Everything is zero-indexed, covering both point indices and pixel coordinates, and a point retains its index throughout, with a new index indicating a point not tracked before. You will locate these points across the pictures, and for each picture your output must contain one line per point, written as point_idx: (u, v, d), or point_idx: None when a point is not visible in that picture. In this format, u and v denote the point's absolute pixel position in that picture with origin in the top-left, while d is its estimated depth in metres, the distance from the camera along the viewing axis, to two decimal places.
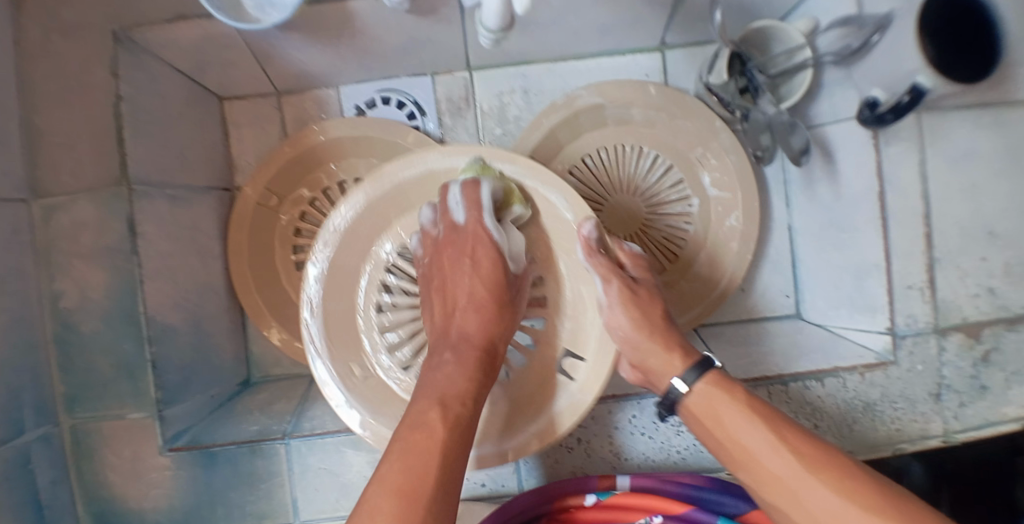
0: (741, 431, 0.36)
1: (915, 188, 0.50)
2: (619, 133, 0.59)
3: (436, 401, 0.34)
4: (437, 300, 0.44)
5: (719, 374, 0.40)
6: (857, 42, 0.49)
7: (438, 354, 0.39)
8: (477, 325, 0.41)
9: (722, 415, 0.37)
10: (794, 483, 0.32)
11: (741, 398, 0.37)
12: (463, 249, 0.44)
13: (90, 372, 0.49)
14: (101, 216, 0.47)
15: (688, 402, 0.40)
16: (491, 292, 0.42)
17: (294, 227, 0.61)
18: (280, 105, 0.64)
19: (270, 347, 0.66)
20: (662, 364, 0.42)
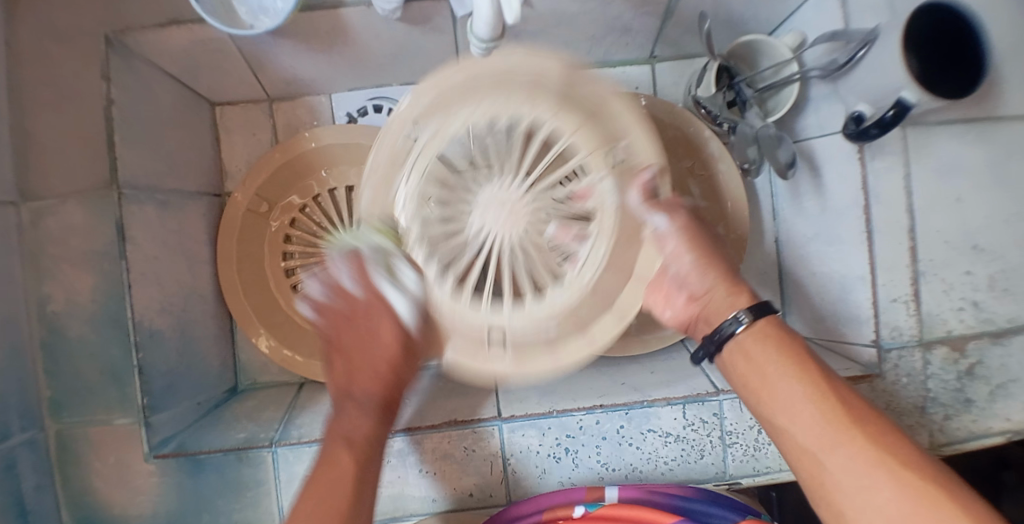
0: (781, 383, 0.34)
1: (902, 202, 0.50)
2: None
3: (341, 440, 0.39)
4: (339, 362, 0.45)
5: (778, 317, 0.38)
6: (843, 57, 0.50)
7: (353, 398, 0.42)
8: (370, 373, 0.43)
9: (768, 360, 0.35)
10: (832, 433, 0.30)
11: (797, 345, 0.36)
12: (341, 315, 0.44)
13: (77, 377, 0.49)
14: (89, 220, 0.47)
15: (742, 340, 0.37)
16: (388, 389, 0.44)
17: (284, 233, 0.60)
18: (272, 112, 0.65)
19: (259, 354, 0.66)
20: (727, 300, 0.40)
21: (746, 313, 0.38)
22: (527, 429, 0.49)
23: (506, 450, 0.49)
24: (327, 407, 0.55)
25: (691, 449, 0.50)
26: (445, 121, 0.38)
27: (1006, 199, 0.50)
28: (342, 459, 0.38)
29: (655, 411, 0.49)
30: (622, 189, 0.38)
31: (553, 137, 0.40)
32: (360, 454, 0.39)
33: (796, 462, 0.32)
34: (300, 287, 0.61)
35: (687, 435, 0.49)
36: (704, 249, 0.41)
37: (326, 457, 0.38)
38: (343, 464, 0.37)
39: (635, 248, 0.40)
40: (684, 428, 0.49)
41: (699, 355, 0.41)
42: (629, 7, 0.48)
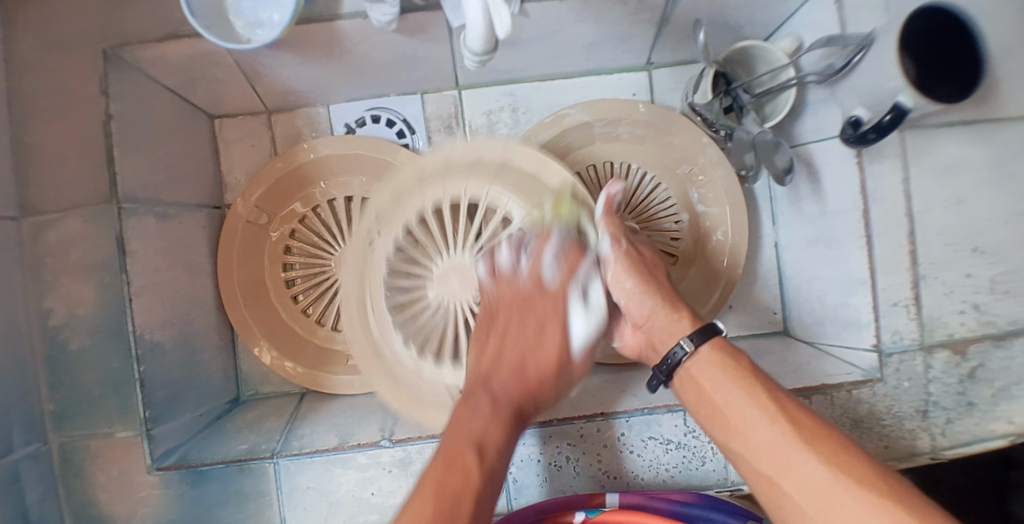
0: (736, 408, 0.37)
1: (901, 205, 0.50)
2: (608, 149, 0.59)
3: (473, 445, 0.39)
4: (476, 346, 0.48)
5: (723, 339, 0.41)
6: (840, 62, 0.50)
7: (476, 399, 0.43)
8: (554, 351, 0.46)
9: (720, 382, 0.38)
10: (790, 455, 0.33)
11: (742, 366, 0.39)
12: (535, 311, 0.48)
13: (78, 391, 0.49)
14: (89, 233, 0.48)
15: (689, 364, 0.41)
16: (545, 371, 0.46)
17: (284, 244, 0.60)
18: (271, 122, 0.65)
19: (260, 364, 0.66)
20: (672, 325, 0.44)
21: (688, 340, 0.41)
22: (528, 437, 0.49)
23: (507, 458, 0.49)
24: (328, 417, 0.55)
25: (692, 455, 0.49)
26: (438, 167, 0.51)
27: (1006, 202, 0.50)
28: (457, 467, 0.38)
29: (657, 418, 0.49)
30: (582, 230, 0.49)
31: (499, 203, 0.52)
32: (485, 463, 0.39)
33: (756, 480, 0.35)
34: (300, 297, 0.61)
35: (688, 441, 0.49)
36: (644, 274, 0.47)
37: (448, 462, 0.38)
38: (471, 470, 0.38)
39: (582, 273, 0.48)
40: (685, 435, 0.49)
41: (654, 384, 0.45)
42: (625, 15, 0.48)
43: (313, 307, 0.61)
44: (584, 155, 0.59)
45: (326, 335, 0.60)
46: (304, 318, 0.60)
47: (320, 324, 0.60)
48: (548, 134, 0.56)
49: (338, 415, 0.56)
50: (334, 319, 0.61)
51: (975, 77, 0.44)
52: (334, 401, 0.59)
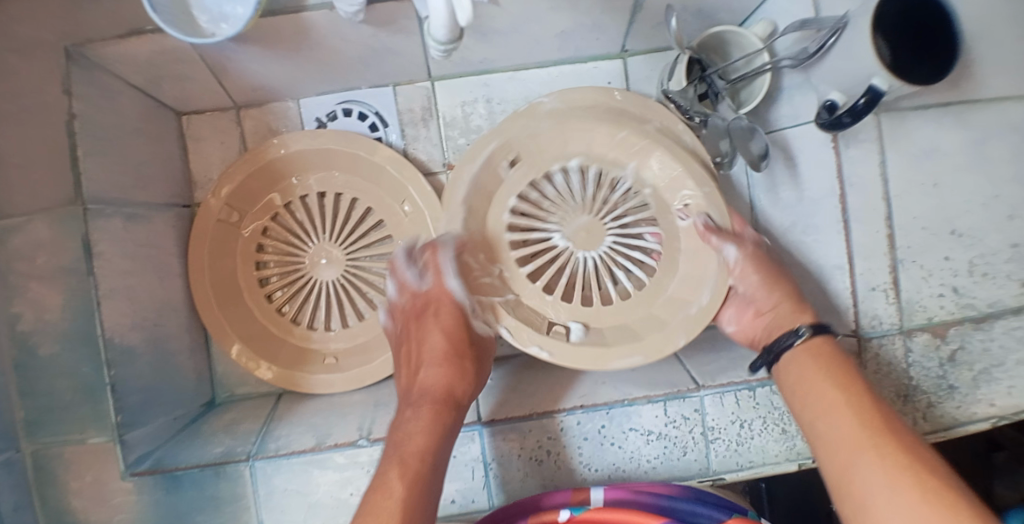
0: (834, 408, 0.41)
1: (877, 190, 0.50)
2: (585, 139, 0.56)
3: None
4: (405, 376, 0.50)
5: (819, 339, 0.46)
6: (813, 46, 0.49)
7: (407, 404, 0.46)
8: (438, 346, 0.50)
9: (837, 404, 0.41)
10: (872, 482, 0.35)
11: (841, 385, 0.42)
12: (422, 330, 0.51)
13: (49, 397, 0.48)
14: (55, 237, 0.47)
15: (791, 354, 0.46)
16: (442, 359, 0.48)
17: (256, 242, 0.57)
18: (240, 119, 0.63)
19: (236, 366, 0.65)
20: (790, 316, 0.50)
21: (805, 328, 0.47)
22: (507, 433, 0.48)
23: (487, 454, 0.49)
24: (306, 417, 0.54)
25: (673, 446, 0.49)
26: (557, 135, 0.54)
27: (983, 184, 0.50)
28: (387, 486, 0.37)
29: (636, 409, 0.48)
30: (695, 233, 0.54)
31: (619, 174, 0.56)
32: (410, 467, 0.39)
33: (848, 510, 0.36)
34: (275, 296, 0.58)
35: (669, 432, 0.49)
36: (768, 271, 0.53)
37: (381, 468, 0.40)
38: None
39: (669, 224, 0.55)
40: (665, 425, 0.49)
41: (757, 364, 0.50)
42: (597, 3, 0.48)
43: (288, 305, 0.58)
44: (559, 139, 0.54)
45: (303, 334, 0.58)
46: (280, 318, 0.58)
47: (297, 323, 0.58)
48: (518, 126, 0.53)
49: (316, 415, 0.55)
50: (311, 318, 0.58)
51: (947, 41, 0.43)
52: (311, 401, 0.57)
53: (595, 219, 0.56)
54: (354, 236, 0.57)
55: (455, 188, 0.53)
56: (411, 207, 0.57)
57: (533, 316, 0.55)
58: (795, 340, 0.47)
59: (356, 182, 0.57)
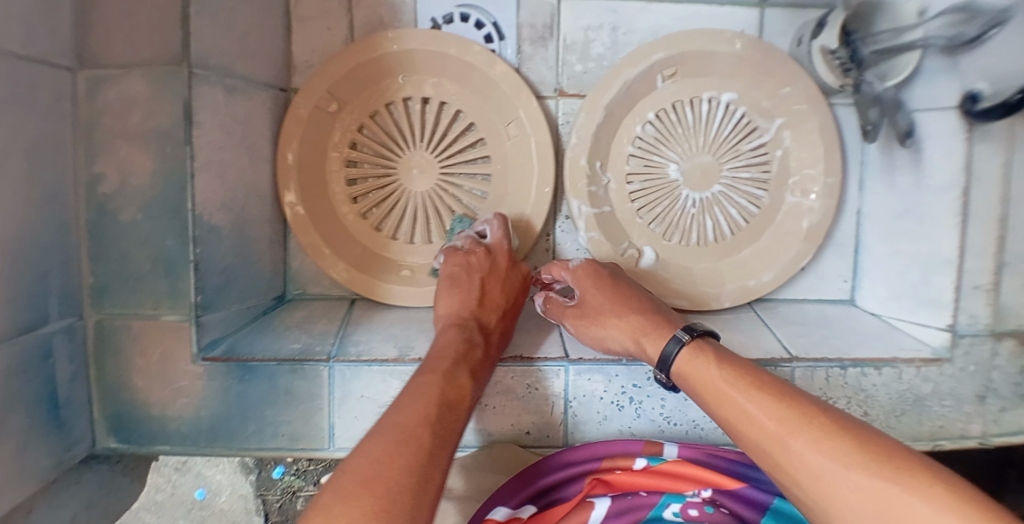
0: (737, 404, 0.34)
1: (1000, 188, 0.49)
2: (722, 85, 0.52)
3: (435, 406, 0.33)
4: (455, 296, 0.47)
5: (699, 339, 0.40)
6: (970, 32, 0.46)
7: (463, 331, 0.43)
8: (502, 296, 0.48)
9: (735, 390, 0.34)
10: (834, 476, 0.27)
11: (740, 370, 0.36)
12: (478, 266, 0.49)
13: (125, 263, 0.46)
14: (156, 94, 0.44)
15: (682, 367, 0.39)
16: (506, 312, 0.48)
17: (349, 139, 0.54)
18: (351, 6, 0.56)
19: (311, 263, 0.60)
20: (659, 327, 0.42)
21: (685, 331, 0.40)
22: (594, 374, 0.47)
23: (569, 392, 0.48)
24: (385, 327, 0.52)
25: None
26: (707, 79, 0.53)
27: None
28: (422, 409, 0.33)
29: None
30: (798, 216, 0.53)
31: (756, 124, 0.53)
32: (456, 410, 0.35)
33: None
34: (360, 199, 0.56)
35: None
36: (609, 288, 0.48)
37: (408, 391, 0.35)
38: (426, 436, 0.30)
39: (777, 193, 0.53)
40: None
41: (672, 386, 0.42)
42: None
43: (373, 211, 0.56)
44: (704, 83, 0.53)
45: (385, 242, 0.56)
46: (362, 222, 0.55)
47: (379, 231, 0.56)
48: (665, 53, 0.51)
49: (394, 327, 0.52)
50: (395, 227, 0.56)
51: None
52: (389, 312, 0.55)
53: (712, 163, 0.53)
54: (453, 149, 0.55)
55: (609, 85, 0.51)
56: (517, 129, 0.54)
57: (618, 232, 0.54)
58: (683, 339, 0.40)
59: (462, 91, 0.55)
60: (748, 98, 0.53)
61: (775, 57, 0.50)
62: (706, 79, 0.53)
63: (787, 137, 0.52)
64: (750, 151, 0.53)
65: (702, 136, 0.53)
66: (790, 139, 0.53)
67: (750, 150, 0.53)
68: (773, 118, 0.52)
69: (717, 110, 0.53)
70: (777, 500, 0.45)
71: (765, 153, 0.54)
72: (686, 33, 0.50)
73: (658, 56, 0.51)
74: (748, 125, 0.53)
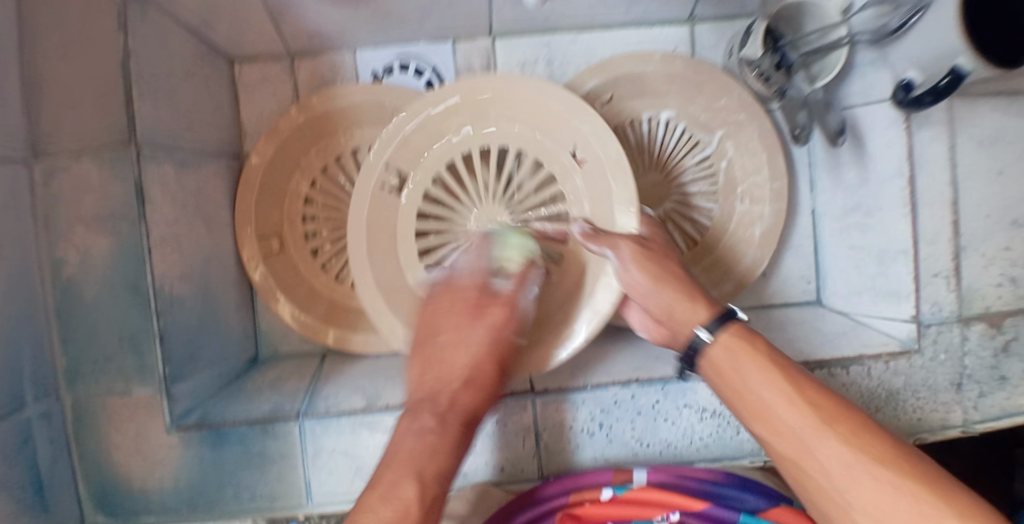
0: (768, 397, 0.34)
1: (944, 175, 0.50)
2: (657, 104, 0.53)
3: (411, 476, 0.33)
4: (416, 369, 0.42)
5: (741, 325, 0.38)
6: (895, 22, 0.46)
7: (431, 403, 0.39)
8: (468, 363, 0.41)
9: (764, 383, 0.35)
10: (857, 482, 0.29)
11: (765, 355, 0.36)
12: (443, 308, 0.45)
13: (94, 339, 0.48)
14: (107, 179, 0.45)
15: (712, 356, 0.38)
16: (478, 372, 0.41)
17: (303, 194, 0.56)
18: (293, 69, 0.62)
19: (279, 322, 0.65)
20: (687, 314, 0.40)
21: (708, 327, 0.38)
22: (560, 404, 0.48)
23: (539, 424, 0.48)
24: (353, 378, 0.54)
25: (726, 424, 0.49)
26: (644, 100, 0.53)
27: None
28: (405, 483, 0.33)
29: (693, 385, 0.48)
30: (748, 224, 0.54)
31: (699, 138, 0.54)
32: (436, 484, 0.34)
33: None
34: (320, 251, 0.57)
35: (724, 410, 0.49)
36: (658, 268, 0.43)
37: (391, 454, 0.35)
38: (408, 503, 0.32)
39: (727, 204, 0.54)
40: (720, 403, 0.48)
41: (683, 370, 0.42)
42: None
43: (333, 262, 0.57)
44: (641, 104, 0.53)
45: (348, 292, 0.57)
46: (323, 274, 0.57)
47: (341, 281, 0.57)
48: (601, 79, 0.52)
49: (362, 377, 0.54)
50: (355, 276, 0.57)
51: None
52: (358, 363, 0.57)
53: (660, 181, 0.55)
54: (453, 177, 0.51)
55: None
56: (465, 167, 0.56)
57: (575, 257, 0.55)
58: (716, 334, 0.38)
59: None
60: (686, 113, 0.53)
61: (705, 71, 0.51)
62: (644, 99, 0.53)
63: (730, 148, 0.53)
64: (695, 164, 0.54)
65: (646, 156, 0.54)
66: (733, 150, 0.53)
67: (696, 164, 0.54)
68: (713, 131, 0.53)
69: (659, 128, 0.54)
70: (744, 517, 0.44)
71: (710, 165, 0.55)
72: (617, 58, 0.51)
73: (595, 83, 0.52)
74: (691, 139, 0.54)
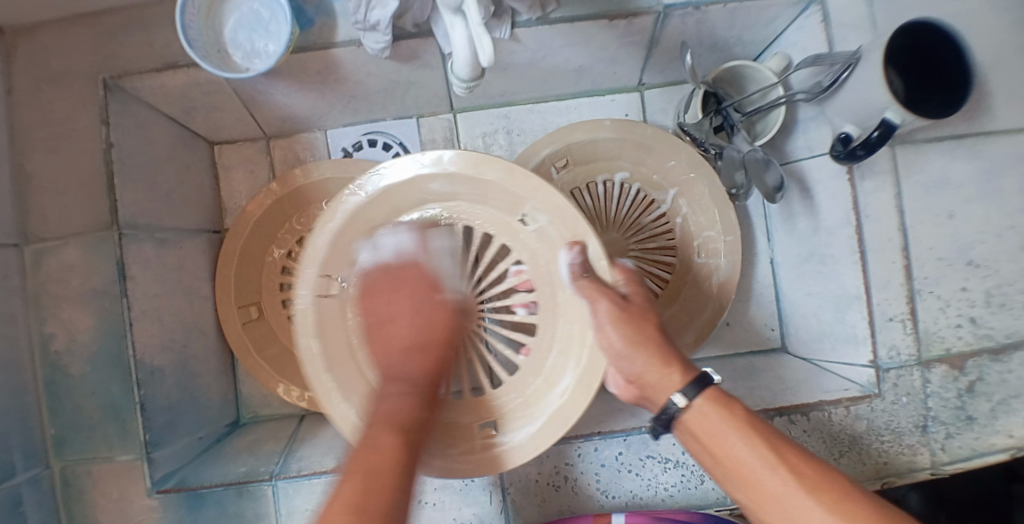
0: (738, 457, 0.33)
1: (893, 219, 0.50)
2: (611, 167, 0.58)
3: (392, 429, 0.34)
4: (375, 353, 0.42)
5: (717, 389, 0.37)
6: (827, 79, 0.50)
7: (390, 389, 0.39)
8: (408, 336, 0.41)
9: (721, 438, 0.34)
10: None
11: (738, 416, 0.35)
12: (399, 278, 0.44)
13: (76, 417, 0.49)
14: (90, 261, 0.48)
15: (686, 420, 0.36)
16: (416, 334, 0.42)
17: (281, 264, 0.64)
18: (269, 149, 0.67)
19: (259, 387, 0.68)
20: (662, 381, 0.38)
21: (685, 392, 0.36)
22: (525, 457, 0.49)
23: (505, 478, 0.50)
24: (327, 439, 0.56)
25: (690, 473, 0.49)
26: (598, 165, 0.58)
27: (1003, 212, 0.50)
28: (378, 448, 0.33)
29: (653, 436, 0.49)
30: (708, 274, 0.58)
31: (655, 198, 0.59)
32: (404, 433, 0.34)
33: None
34: (297, 316, 0.64)
35: (686, 460, 0.49)
36: (634, 329, 0.40)
37: (364, 447, 0.33)
38: (383, 448, 0.33)
39: (683, 258, 0.59)
40: (682, 453, 0.49)
41: (658, 431, 0.40)
42: (613, 39, 0.50)
43: None
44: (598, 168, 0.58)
45: None
46: (299, 339, 0.63)
47: None
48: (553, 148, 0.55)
49: (336, 437, 0.57)
50: None
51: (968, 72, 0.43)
52: (334, 423, 0.60)
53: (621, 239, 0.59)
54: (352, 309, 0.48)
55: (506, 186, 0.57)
56: None
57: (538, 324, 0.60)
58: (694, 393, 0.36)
59: None
60: (638, 174, 0.58)
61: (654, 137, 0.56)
62: (602, 165, 0.58)
63: (684, 204, 0.58)
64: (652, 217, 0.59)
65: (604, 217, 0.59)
66: (687, 207, 0.58)
67: (654, 218, 0.60)
68: (666, 189, 0.58)
69: (615, 188, 0.59)
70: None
71: (667, 222, 0.60)
72: (571, 126, 0.55)
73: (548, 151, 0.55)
74: (645, 197, 0.59)
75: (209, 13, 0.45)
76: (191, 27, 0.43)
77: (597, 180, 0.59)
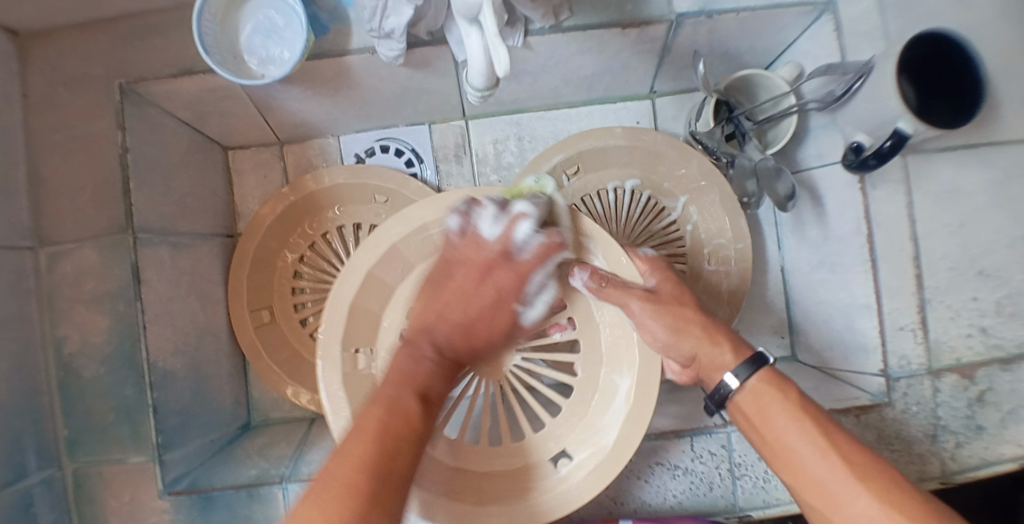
0: (789, 436, 0.36)
1: (903, 228, 0.50)
2: (621, 173, 0.58)
3: (413, 392, 0.38)
4: (421, 301, 0.44)
5: (772, 370, 0.40)
6: (840, 89, 0.50)
7: (418, 346, 0.41)
8: (460, 313, 0.43)
9: (776, 415, 0.37)
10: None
11: (791, 396, 0.38)
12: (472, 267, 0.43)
13: (88, 418, 0.49)
14: (104, 265, 0.48)
15: (739, 399, 0.40)
16: (473, 316, 0.43)
17: (293, 268, 0.64)
18: (282, 154, 0.67)
19: (269, 390, 0.68)
20: (716, 358, 0.42)
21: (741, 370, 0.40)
22: None
23: None
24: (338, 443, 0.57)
25: (700, 481, 0.49)
26: (609, 172, 0.58)
27: (1014, 222, 0.49)
28: (399, 413, 0.36)
29: (664, 444, 0.49)
30: (719, 281, 0.58)
31: (666, 205, 0.59)
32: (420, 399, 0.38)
33: None
34: (309, 320, 0.64)
35: (695, 467, 0.49)
36: (671, 317, 0.43)
37: (388, 406, 0.36)
38: (410, 413, 0.36)
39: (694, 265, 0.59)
40: (692, 460, 0.49)
41: (710, 409, 0.44)
42: (626, 47, 0.50)
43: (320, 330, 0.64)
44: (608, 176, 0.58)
45: None
46: (311, 342, 0.64)
47: None
48: (563, 155, 0.56)
49: None
50: None
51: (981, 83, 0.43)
52: None
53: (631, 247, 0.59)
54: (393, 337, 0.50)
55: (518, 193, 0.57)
56: None
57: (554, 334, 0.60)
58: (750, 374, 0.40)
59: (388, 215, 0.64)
60: (648, 180, 0.58)
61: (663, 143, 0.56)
62: (612, 172, 0.58)
63: (694, 211, 0.58)
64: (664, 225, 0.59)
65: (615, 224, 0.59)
66: (696, 215, 0.58)
67: (666, 225, 0.59)
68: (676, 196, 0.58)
69: (625, 195, 0.59)
70: None
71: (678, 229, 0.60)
72: (581, 134, 0.56)
73: (559, 158, 0.56)
74: (656, 204, 0.59)
75: (223, 20, 0.45)
76: (207, 33, 0.44)
77: (608, 187, 0.58)
